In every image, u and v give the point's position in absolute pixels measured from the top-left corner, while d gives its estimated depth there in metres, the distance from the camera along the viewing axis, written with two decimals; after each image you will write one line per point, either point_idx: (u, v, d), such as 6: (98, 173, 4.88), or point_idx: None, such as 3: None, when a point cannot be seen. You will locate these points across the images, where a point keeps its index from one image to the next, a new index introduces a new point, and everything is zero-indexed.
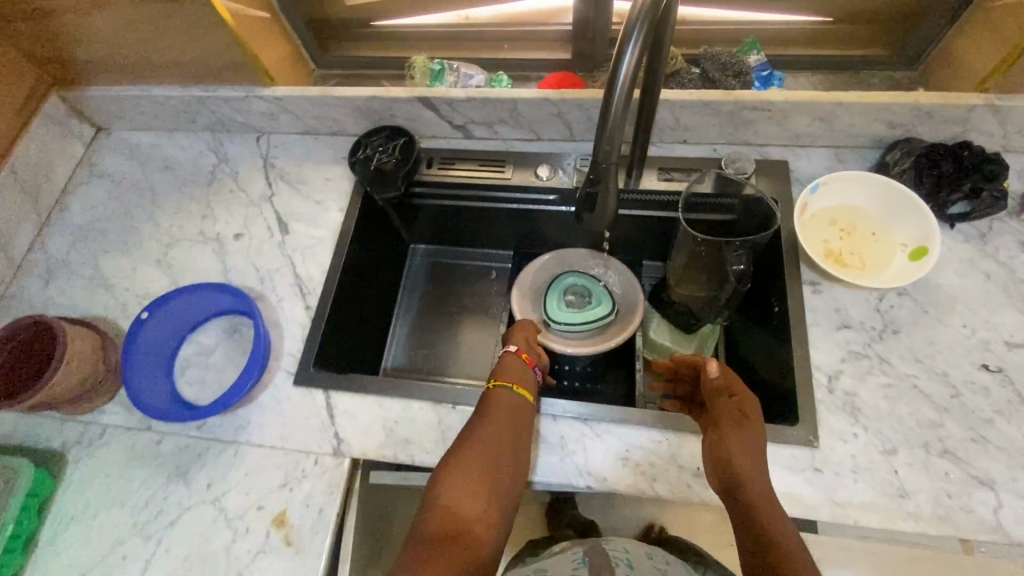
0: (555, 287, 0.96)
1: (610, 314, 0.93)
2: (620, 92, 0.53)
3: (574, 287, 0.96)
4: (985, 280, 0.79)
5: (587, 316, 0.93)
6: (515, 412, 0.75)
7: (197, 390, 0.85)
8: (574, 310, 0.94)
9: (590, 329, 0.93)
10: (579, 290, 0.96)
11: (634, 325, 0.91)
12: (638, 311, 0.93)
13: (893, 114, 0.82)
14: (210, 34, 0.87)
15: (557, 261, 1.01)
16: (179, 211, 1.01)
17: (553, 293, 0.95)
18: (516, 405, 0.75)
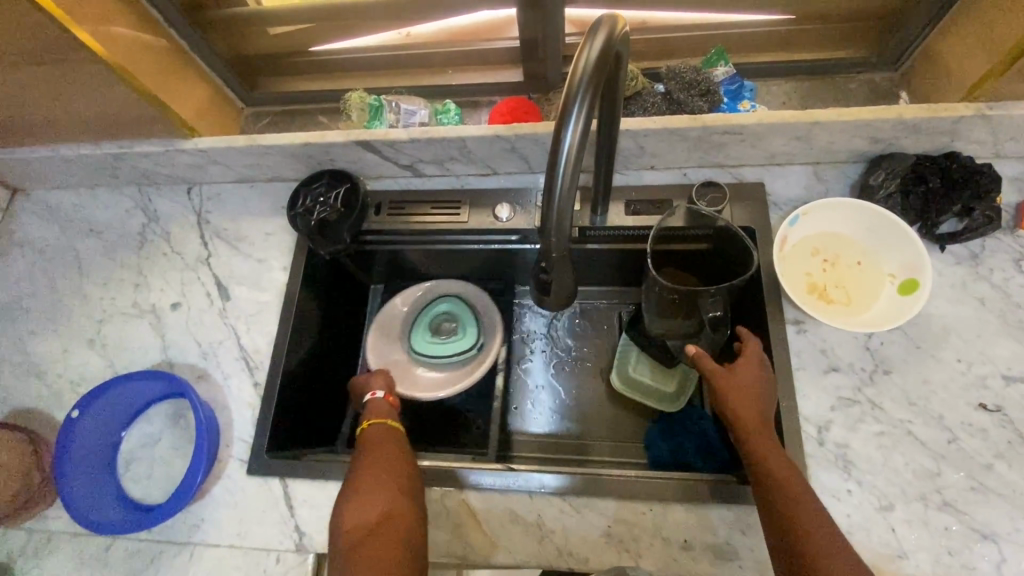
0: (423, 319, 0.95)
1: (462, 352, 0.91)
2: (566, 171, 0.44)
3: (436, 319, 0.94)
4: (979, 307, 0.73)
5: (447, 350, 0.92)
6: (398, 447, 0.72)
7: (144, 488, 0.78)
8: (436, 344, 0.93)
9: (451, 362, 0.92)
10: (450, 318, 0.95)
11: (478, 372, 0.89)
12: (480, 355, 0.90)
13: (875, 130, 0.75)
14: (111, 90, 0.77)
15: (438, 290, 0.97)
16: (110, 281, 0.92)
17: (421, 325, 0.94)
18: (391, 437, 0.72)
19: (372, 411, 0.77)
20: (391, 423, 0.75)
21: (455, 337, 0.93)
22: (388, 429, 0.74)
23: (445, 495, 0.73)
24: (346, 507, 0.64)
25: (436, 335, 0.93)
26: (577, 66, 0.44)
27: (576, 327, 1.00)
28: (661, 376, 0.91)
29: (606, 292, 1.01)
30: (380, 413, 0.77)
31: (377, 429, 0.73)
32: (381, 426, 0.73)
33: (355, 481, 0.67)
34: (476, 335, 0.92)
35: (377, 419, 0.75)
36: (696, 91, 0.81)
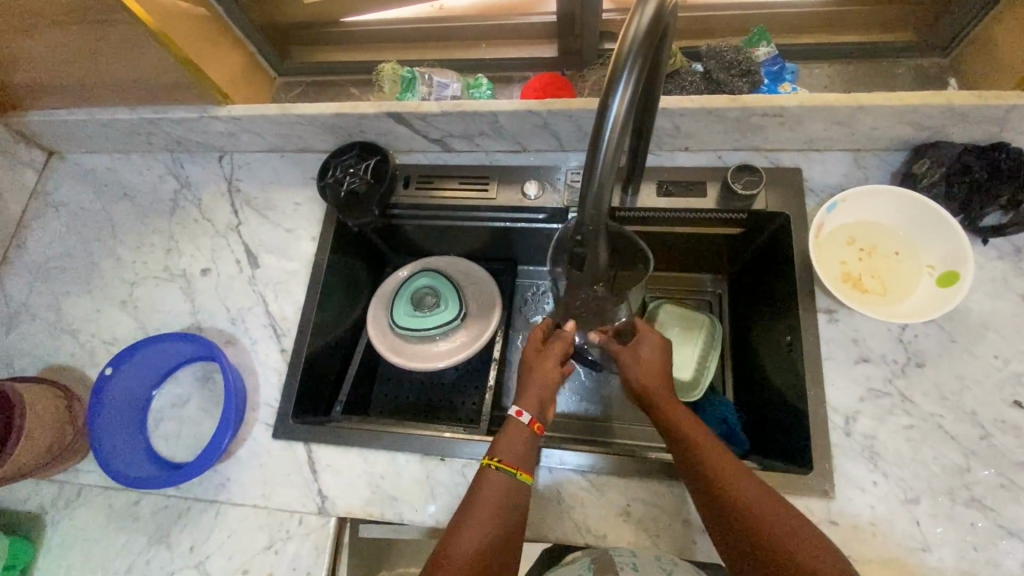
0: (410, 289, 0.95)
1: (437, 329, 0.92)
2: (610, 142, 0.44)
3: (425, 292, 0.94)
4: (1020, 303, 0.71)
5: (427, 321, 0.92)
6: (523, 493, 0.65)
7: (174, 445, 0.80)
8: (418, 314, 0.93)
9: (425, 332, 0.92)
10: (433, 292, 0.94)
11: (459, 352, 0.91)
12: (476, 338, 0.92)
13: (923, 116, 0.73)
14: (149, 54, 0.77)
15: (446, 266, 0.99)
16: (142, 245, 0.94)
17: (407, 295, 0.95)
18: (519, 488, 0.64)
19: (505, 443, 0.66)
20: (520, 477, 0.65)
21: (435, 313, 0.92)
22: (515, 482, 0.64)
23: (466, 467, 0.74)
24: (453, 540, 0.60)
25: (416, 309, 0.93)
26: (626, 33, 0.43)
27: None
28: (684, 354, 0.88)
29: None
30: (513, 459, 0.65)
31: (500, 476, 0.64)
32: (496, 478, 0.64)
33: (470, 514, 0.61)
34: (456, 313, 0.93)
35: (508, 466, 0.64)
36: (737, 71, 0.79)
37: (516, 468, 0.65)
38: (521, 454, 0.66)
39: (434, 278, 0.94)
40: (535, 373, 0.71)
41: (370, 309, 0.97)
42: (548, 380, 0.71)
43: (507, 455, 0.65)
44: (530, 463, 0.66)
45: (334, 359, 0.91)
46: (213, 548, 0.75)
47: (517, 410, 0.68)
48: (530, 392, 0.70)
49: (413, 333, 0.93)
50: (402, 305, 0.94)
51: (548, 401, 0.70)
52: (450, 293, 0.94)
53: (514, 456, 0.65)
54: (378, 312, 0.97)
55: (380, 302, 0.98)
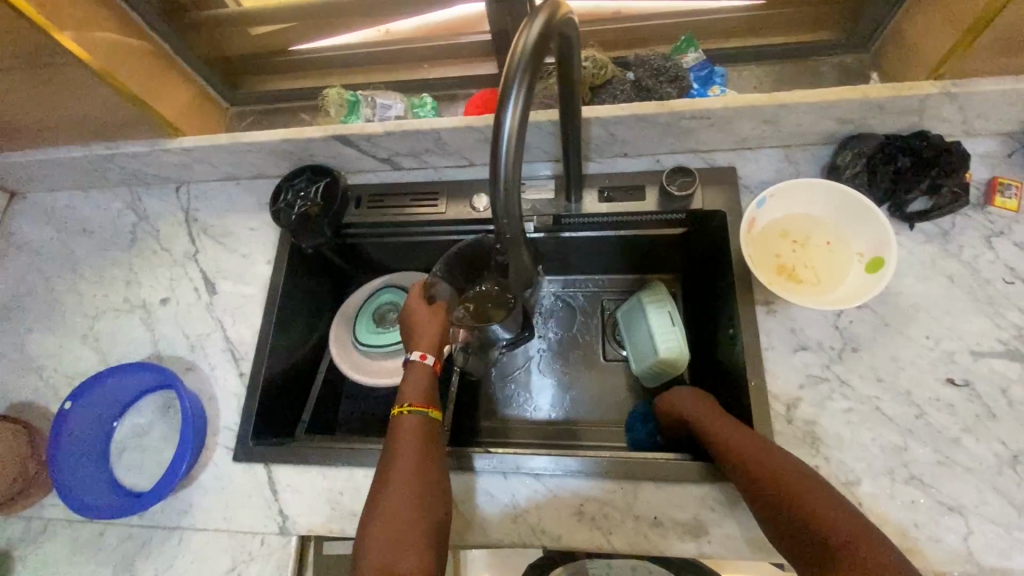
0: (372, 304, 0.99)
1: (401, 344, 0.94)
2: (508, 152, 0.46)
3: (388, 307, 0.98)
4: (948, 284, 0.74)
5: (390, 336, 0.96)
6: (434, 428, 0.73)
7: (136, 475, 0.81)
8: (381, 330, 0.97)
9: (387, 348, 0.95)
10: (394, 309, 0.98)
11: None
12: None
13: (843, 110, 0.76)
14: (95, 93, 0.80)
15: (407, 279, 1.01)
16: (102, 278, 0.96)
17: (370, 310, 0.99)
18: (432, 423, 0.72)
19: (411, 387, 0.75)
20: (430, 413, 0.73)
21: (398, 327, 0.96)
22: (425, 421, 0.72)
23: None
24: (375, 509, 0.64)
25: (379, 325, 0.97)
26: (516, 48, 0.46)
27: (559, 312, 1.02)
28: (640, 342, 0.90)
29: (589, 280, 1.03)
30: (420, 397, 0.75)
31: (412, 418, 0.72)
32: (409, 419, 0.72)
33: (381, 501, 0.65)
34: None
35: (417, 407, 0.73)
36: (666, 76, 0.82)
37: (422, 406, 0.73)
38: (423, 391, 0.76)
39: (395, 293, 0.99)
40: (420, 324, 0.81)
41: (333, 328, 0.98)
42: (433, 331, 0.80)
43: (415, 396, 0.74)
44: (436, 399, 0.76)
45: (297, 379, 0.93)
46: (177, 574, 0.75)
47: (420, 355, 0.78)
48: (422, 340, 0.80)
49: (374, 349, 0.95)
50: (366, 321, 0.98)
51: (440, 341, 0.80)
52: None
53: (419, 395, 0.74)
54: (341, 329, 0.99)
55: (343, 319, 0.99)
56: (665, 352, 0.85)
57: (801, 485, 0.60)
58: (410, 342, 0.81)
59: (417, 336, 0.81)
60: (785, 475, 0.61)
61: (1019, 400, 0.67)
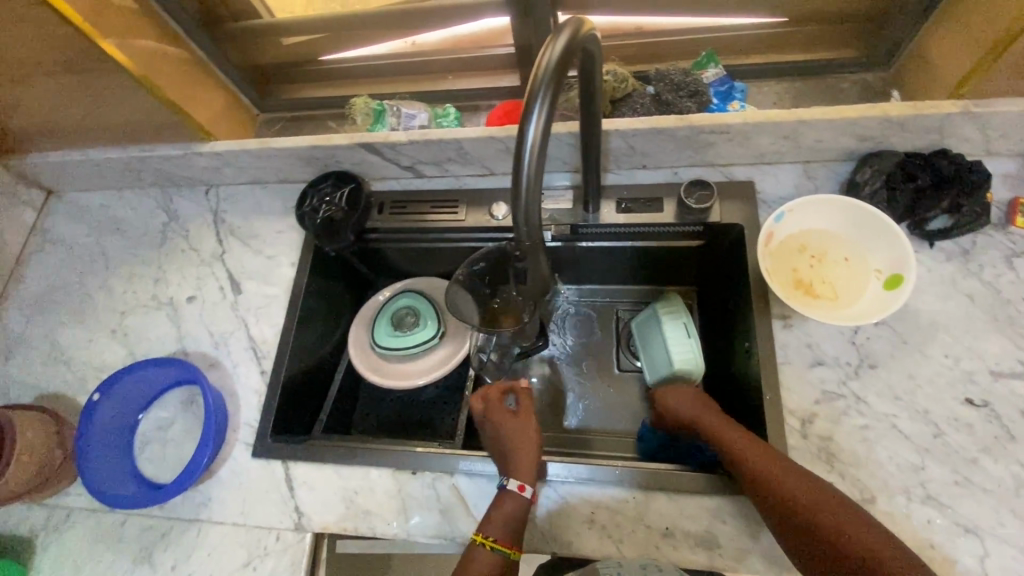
0: (390, 309, 0.99)
1: (416, 348, 0.96)
2: (530, 162, 0.49)
3: (407, 312, 0.98)
4: (968, 303, 0.73)
5: (409, 340, 0.96)
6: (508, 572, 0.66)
7: (158, 467, 0.83)
8: (399, 334, 0.97)
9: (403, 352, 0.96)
10: (412, 313, 0.98)
11: (438, 371, 0.94)
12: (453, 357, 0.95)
13: (862, 128, 0.76)
14: (135, 98, 0.84)
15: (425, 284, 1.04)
16: (132, 275, 0.99)
17: (388, 314, 0.99)
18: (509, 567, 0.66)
19: (497, 521, 0.67)
20: (511, 555, 0.66)
21: (415, 331, 0.97)
22: (508, 564, 0.66)
23: (435, 480, 0.76)
24: None
25: (397, 329, 0.97)
26: (539, 66, 0.48)
27: (574, 320, 1.03)
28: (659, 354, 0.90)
29: (606, 290, 1.04)
30: (511, 536, 0.67)
31: (493, 557, 0.65)
32: (490, 556, 0.65)
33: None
34: (435, 331, 0.97)
35: (501, 544, 0.66)
36: (686, 91, 0.84)
37: (511, 546, 0.66)
38: (511, 528, 0.67)
39: (413, 298, 0.99)
40: (511, 437, 0.75)
41: (352, 330, 1.01)
42: (530, 450, 0.73)
43: (502, 531, 0.66)
44: (521, 537, 0.68)
45: (315, 379, 0.95)
46: (194, 565, 0.77)
47: (518, 486, 0.69)
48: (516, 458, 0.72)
49: (391, 353, 0.97)
50: (384, 326, 0.98)
51: (536, 466, 0.72)
52: (429, 310, 0.98)
53: (505, 531, 0.67)
54: (358, 332, 1.01)
55: (361, 322, 1.02)
56: (680, 365, 0.85)
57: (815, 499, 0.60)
58: (504, 468, 0.72)
59: (506, 450, 0.73)
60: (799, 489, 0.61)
61: None
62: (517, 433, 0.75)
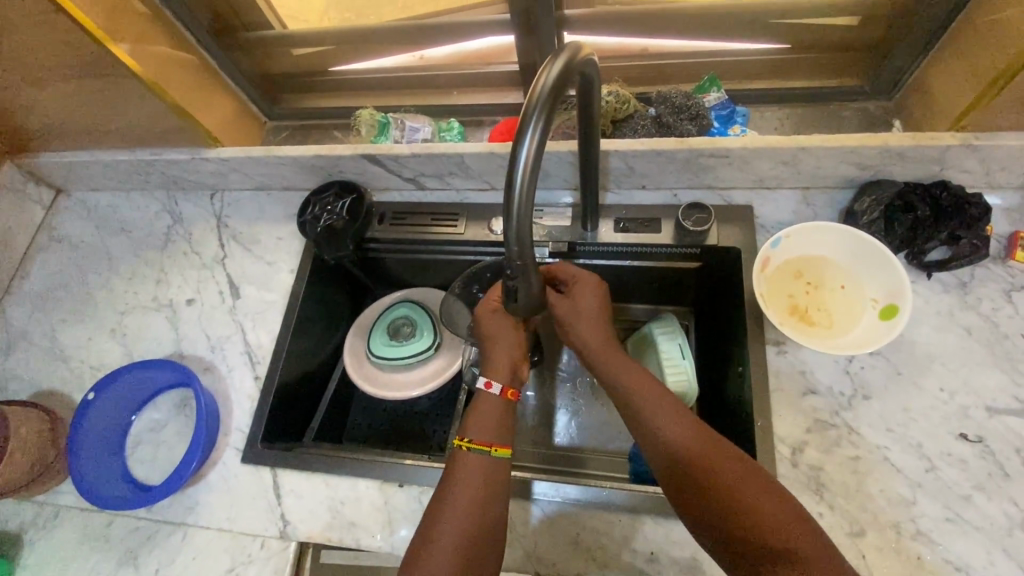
0: (388, 318, 1.00)
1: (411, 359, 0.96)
2: (521, 184, 0.50)
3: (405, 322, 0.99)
4: (965, 336, 0.73)
5: (404, 349, 0.97)
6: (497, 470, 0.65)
7: (148, 469, 0.84)
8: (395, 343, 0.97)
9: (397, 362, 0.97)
10: (409, 323, 0.99)
11: (432, 383, 0.95)
12: (448, 370, 0.96)
13: (862, 156, 0.76)
14: (144, 102, 0.85)
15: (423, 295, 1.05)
16: (134, 276, 1.00)
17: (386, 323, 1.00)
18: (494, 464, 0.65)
19: (477, 422, 0.68)
20: (494, 451, 0.66)
21: (411, 342, 0.97)
22: (490, 458, 0.65)
23: (422, 494, 0.76)
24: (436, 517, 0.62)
25: (393, 339, 0.98)
26: (534, 89, 0.49)
27: None
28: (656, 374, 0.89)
29: None
30: (486, 435, 0.67)
31: (472, 455, 0.65)
32: (469, 460, 0.65)
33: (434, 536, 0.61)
34: (430, 342, 0.97)
35: (478, 445, 0.66)
36: (687, 115, 0.84)
37: (489, 444, 0.66)
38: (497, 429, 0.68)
39: (411, 308, 1.00)
40: (494, 342, 0.72)
41: (348, 338, 1.01)
42: (501, 338, 0.71)
43: (481, 430, 0.67)
44: (505, 435, 0.68)
45: (309, 387, 0.95)
46: (178, 570, 0.77)
47: (484, 382, 0.70)
48: (495, 362, 0.71)
49: (386, 362, 0.98)
50: (381, 335, 0.99)
51: (509, 357, 0.71)
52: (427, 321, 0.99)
53: (485, 432, 0.67)
54: (355, 341, 1.01)
55: (359, 331, 1.02)
56: (675, 388, 0.85)
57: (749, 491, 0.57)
58: (484, 362, 0.72)
59: (485, 341, 0.72)
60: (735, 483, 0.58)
61: None
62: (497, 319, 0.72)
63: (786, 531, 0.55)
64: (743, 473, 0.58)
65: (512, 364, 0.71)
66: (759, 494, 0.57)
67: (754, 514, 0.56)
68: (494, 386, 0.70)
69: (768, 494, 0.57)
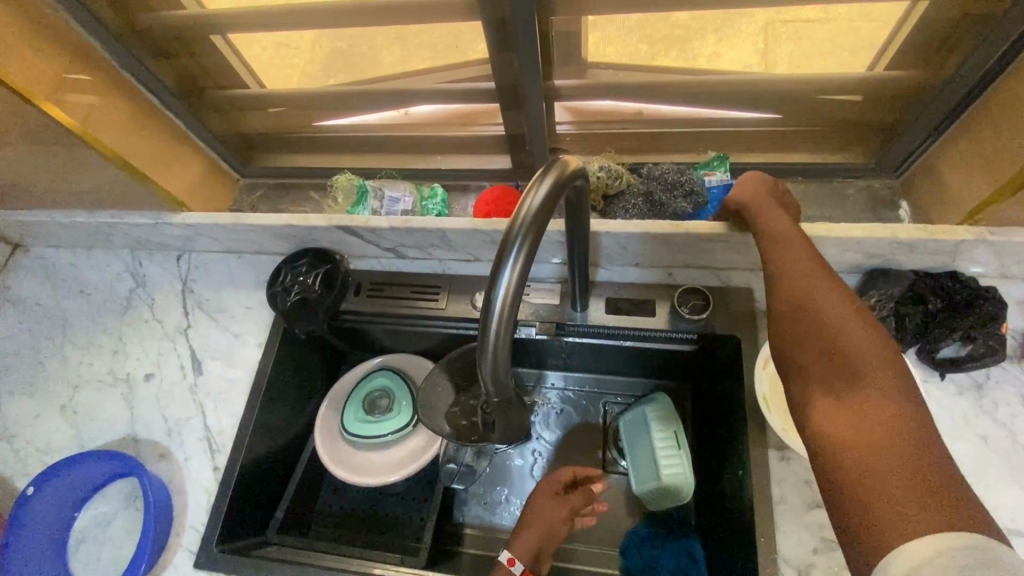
0: (364, 390, 0.96)
1: (388, 436, 0.92)
2: (500, 318, 0.44)
3: (384, 396, 0.95)
4: (981, 445, 0.67)
5: (382, 426, 0.92)
6: None
7: (91, 571, 0.76)
8: (371, 418, 0.93)
9: (374, 438, 0.92)
10: (386, 396, 0.95)
11: (410, 467, 0.88)
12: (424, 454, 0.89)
13: (869, 246, 0.71)
14: (102, 170, 0.79)
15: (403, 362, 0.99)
16: (90, 344, 0.93)
17: (362, 395, 0.95)
18: None
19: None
20: None
21: (389, 417, 0.93)
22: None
23: None
24: None
25: (369, 413, 0.93)
26: (517, 212, 0.44)
27: (557, 412, 0.96)
28: (642, 458, 0.85)
29: (594, 381, 0.97)
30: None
31: None
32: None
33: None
34: (408, 419, 0.93)
35: None
36: (682, 193, 0.80)
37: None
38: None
39: (391, 379, 0.95)
40: (535, 521, 0.78)
41: (320, 411, 0.95)
42: (538, 530, 0.77)
43: None
44: None
45: (275, 471, 0.88)
46: None
47: (507, 558, 0.74)
48: (524, 535, 0.76)
49: (364, 439, 0.92)
50: (356, 407, 0.94)
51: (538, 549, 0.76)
52: (406, 395, 0.95)
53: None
54: (329, 415, 0.95)
55: (332, 403, 0.96)
56: (669, 481, 0.80)
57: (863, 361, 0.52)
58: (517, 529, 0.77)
59: (527, 515, 0.79)
60: (844, 332, 0.54)
61: None
62: (548, 510, 0.79)
63: (893, 471, 0.45)
64: (872, 349, 0.53)
65: (536, 553, 0.76)
66: (882, 394, 0.50)
67: (855, 360, 0.52)
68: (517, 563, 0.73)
69: (879, 383, 0.51)
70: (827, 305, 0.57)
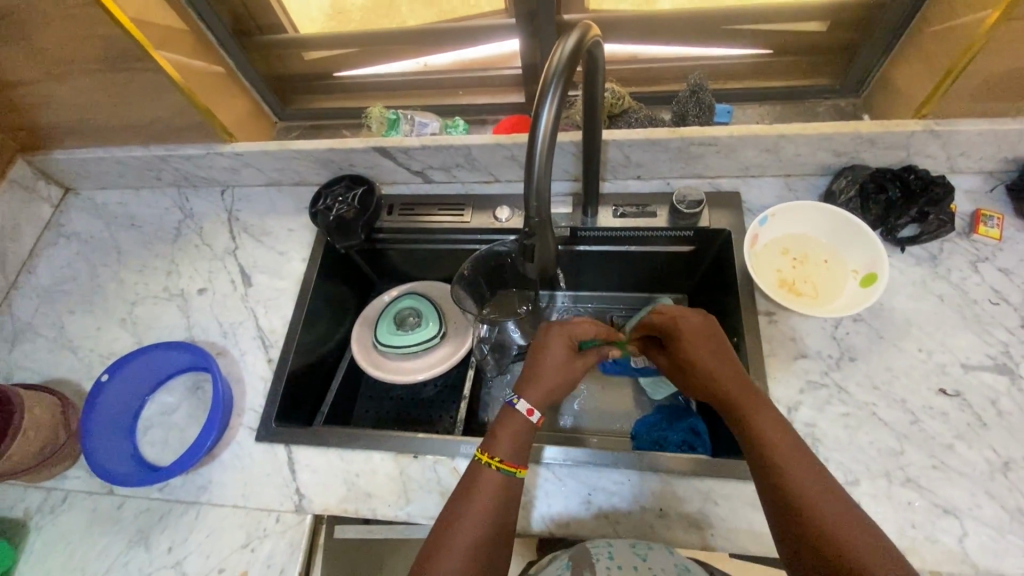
0: (392, 309, 1.00)
1: (416, 348, 0.96)
2: (541, 146, 0.55)
3: (413, 311, 0.99)
4: (938, 302, 0.79)
5: (412, 338, 0.97)
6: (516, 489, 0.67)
7: (160, 450, 0.85)
8: (402, 330, 0.97)
9: (403, 349, 0.96)
10: (415, 314, 0.99)
11: (437, 369, 0.94)
12: (449, 360, 0.95)
13: (837, 143, 0.84)
14: (166, 97, 0.90)
15: (426, 287, 1.07)
16: (144, 268, 1.02)
17: (390, 312, 1.00)
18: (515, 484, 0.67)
19: (501, 438, 0.68)
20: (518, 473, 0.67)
21: (417, 330, 0.97)
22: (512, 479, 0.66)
23: (436, 463, 0.78)
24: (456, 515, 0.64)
25: (399, 327, 0.98)
26: (551, 61, 0.54)
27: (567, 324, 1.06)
28: None
29: (600, 297, 1.08)
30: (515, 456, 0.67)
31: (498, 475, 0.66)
32: (493, 475, 0.66)
33: (446, 545, 0.62)
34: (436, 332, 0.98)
35: (507, 466, 0.66)
36: (697, 107, 0.90)
37: (516, 466, 0.67)
38: (516, 447, 0.68)
39: (418, 300, 1.00)
40: (551, 373, 0.73)
41: (355, 329, 1.01)
42: (555, 380, 0.72)
43: (508, 450, 0.67)
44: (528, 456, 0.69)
45: (318, 373, 0.97)
46: (192, 548, 0.77)
47: (529, 410, 0.70)
48: (540, 389, 0.72)
49: (395, 349, 0.97)
50: (385, 323, 0.99)
51: (552, 399, 0.73)
52: (433, 312, 1.00)
53: (512, 452, 0.68)
54: (358, 331, 1.02)
55: (361, 321, 1.03)
56: None
57: (805, 474, 0.59)
58: (530, 383, 0.72)
59: (542, 367, 0.73)
60: (781, 449, 0.61)
61: (1008, 411, 0.71)
62: (562, 364, 0.73)
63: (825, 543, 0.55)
64: (816, 479, 0.59)
65: (550, 402, 0.73)
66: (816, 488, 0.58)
67: (778, 450, 0.61)
68: (535, 415, 0.70)
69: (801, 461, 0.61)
70: (770, 433, 0.63)
